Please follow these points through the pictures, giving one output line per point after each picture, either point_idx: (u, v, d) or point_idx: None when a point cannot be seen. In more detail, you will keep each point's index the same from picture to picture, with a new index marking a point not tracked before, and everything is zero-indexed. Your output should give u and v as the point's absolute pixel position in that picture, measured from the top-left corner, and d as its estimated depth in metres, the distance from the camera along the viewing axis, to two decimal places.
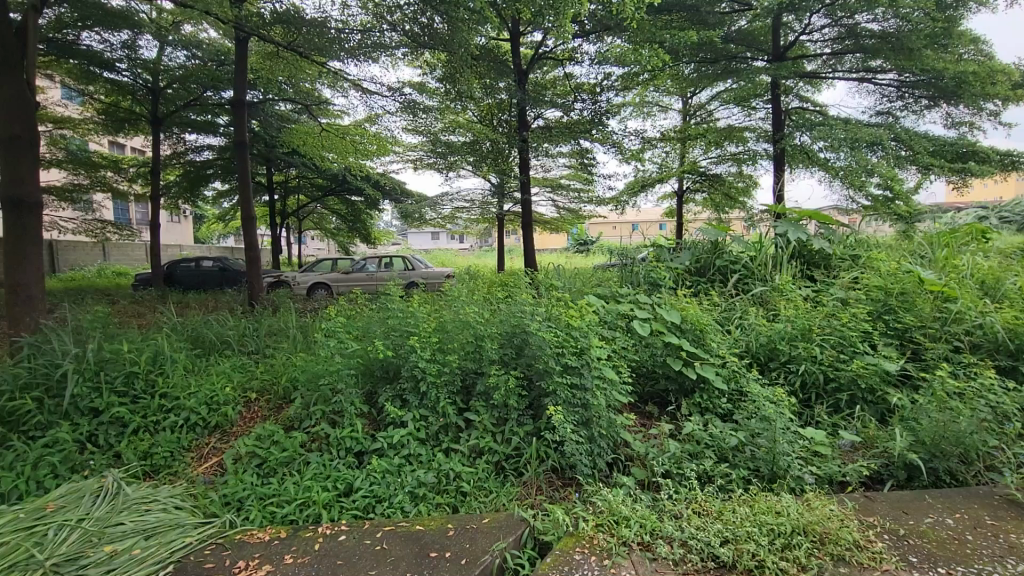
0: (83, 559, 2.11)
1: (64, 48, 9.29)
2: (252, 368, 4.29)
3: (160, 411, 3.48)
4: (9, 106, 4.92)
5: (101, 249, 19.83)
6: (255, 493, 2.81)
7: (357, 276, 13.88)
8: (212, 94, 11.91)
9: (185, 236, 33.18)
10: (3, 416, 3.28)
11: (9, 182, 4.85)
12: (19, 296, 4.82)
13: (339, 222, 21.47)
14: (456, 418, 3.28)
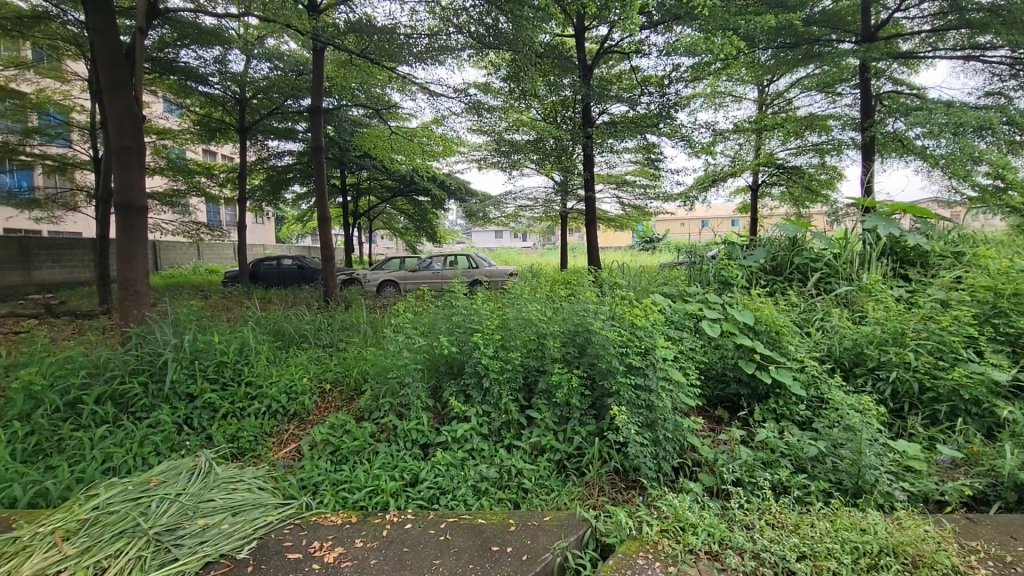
0: (180, 530, 2.32)
1: (165, 65, 10.13)
2: (326, 361, 4.53)
3: (246, 398, 3.76)
4: (122, 120, 5.46)
5: (196, 248, 21.70)
6: (329, 479, 2.97)
7: (424, 274, 14.29)
8: (292, 102, 12.66)
9: (268, 236, 35.60)
10: (115, 397, 3.67)
11: (122, 189, 5.40)
12: (128, 290, 5.38)
13: (407, 222, 22.21)
14: (518, 415, 3.30)
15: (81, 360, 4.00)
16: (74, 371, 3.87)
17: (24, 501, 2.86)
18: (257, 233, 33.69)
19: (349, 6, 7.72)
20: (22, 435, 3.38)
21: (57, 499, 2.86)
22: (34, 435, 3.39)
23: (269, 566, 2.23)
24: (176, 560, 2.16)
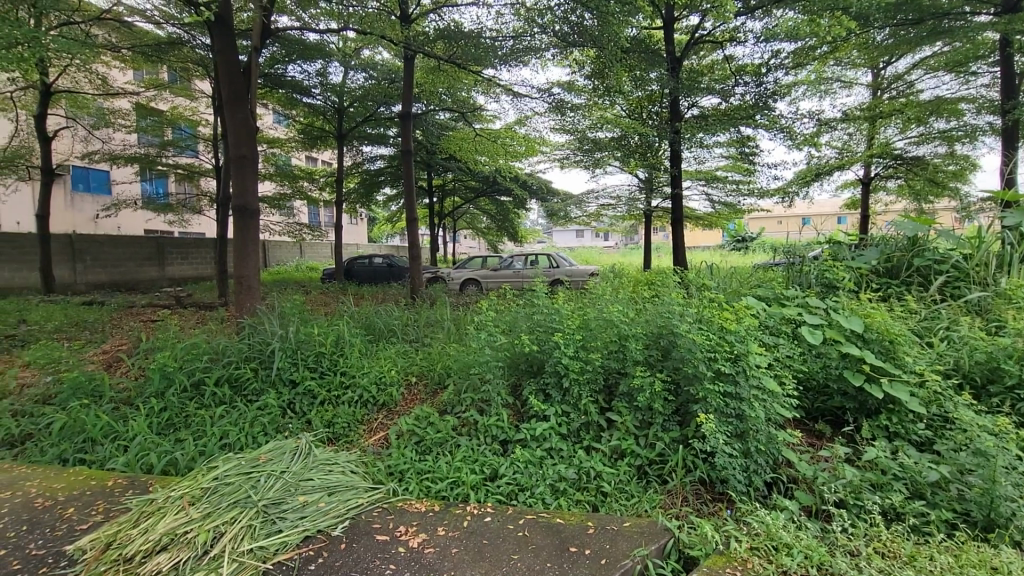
0: (284, 504, 2.53)
1: (274, 79, 11.10)
2: (412, 355, 4.74)
3: (341, 388, 4.03)
4: (239, 132, 6.02)
5: (298, 248, 23.57)
6: (414, 468, 3.10)
7: (505, 273, 14.50)
8: (384, 109, 13.36)
9: (360, 236, 37.88)
10: (232, 380, 4.09)
11: (239, 194, 5.98)
12: (243, 285, 5.96)
13: (489, 221, 22.66)
14: (599, 417, 3.25)
15: (204, 346, 4.50)
16: (198, 356, 4.36)
17: (159, 468, 3.27)
18: (352, 233, 36.01)
19: (438, 15, 7.99)
20: (156, 410, 3.86)
21: (184, 469, 3.24)
22: (167, 411, 3.86)
23: (360, 545, 2.37)
24: (280, 531, 2.37)
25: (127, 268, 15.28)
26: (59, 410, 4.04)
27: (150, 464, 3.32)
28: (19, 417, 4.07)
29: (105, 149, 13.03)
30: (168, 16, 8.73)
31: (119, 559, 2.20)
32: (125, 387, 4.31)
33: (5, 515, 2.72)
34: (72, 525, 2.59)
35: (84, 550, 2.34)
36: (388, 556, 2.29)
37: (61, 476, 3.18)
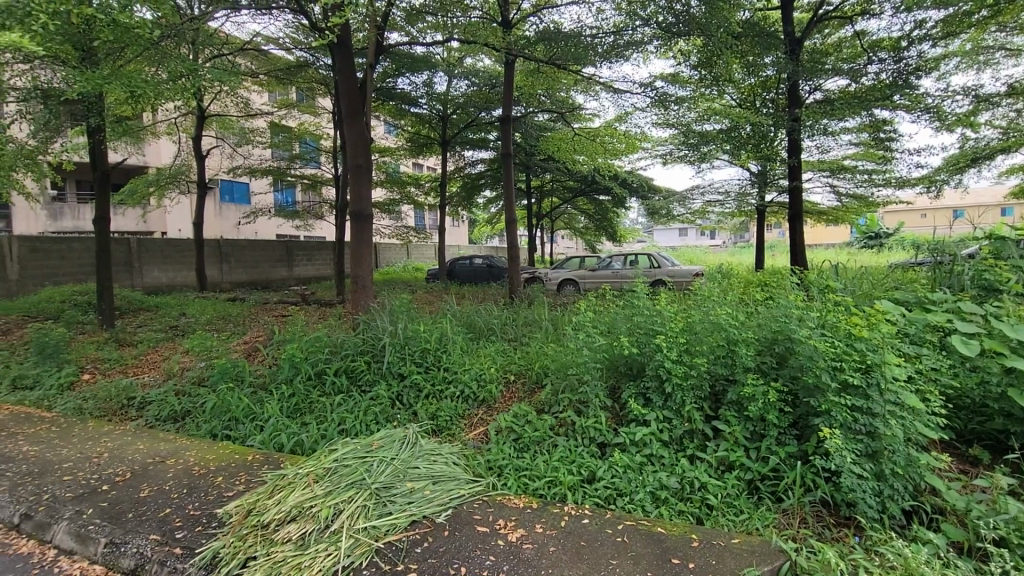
0: (394, 488, 2.71)
1: (385, 92, 11.94)
2: (511, 354, 4.83)
3: (444, 382, 4.22)
4: (357, 143, 6.54)
5: (406, 249, 25.07)
6: (513, 464, 3.16)
7: (604, 273, 14.24)
8: (485, 114, 13.74)
9: (461, 238, 39.39)
10: (348, 371, 4.46)
11: (356, 200, 6.50)
12: (358, 284, 6.46)
13: (587, 221, 22.46)
14: (704, 426, 3.08)
15: (324, 340, 4.94)
16: (320, 349, 4.79)
17: (287, 447, 3.64)
18: (453, 235, 37.56)
19: (538, 17, 8.07)
20: (285, 396, 4.31)
21: (308, 450, 3.59)
22: (295, 396, 4.30)
23: (462, 534, 2.46)
24: (390, 513, 2.54)
25: (263, 268, 17.26)
26: (210, 392, 4.67)
27: (280, 443, 3.72)
28: (181, 396, 4.77)
29: (245, 164, 14.80)
30: (297, 42, 9.75)
31: (258, 525, 2.48)
32: (262, 373, 4.88)
33: (170, 479, 3.20)
34: (221, 492, 2.98)
35: (230, 514, 2.68)
36: (489, 547, 2.35)
37: (211, 449, 3.67)
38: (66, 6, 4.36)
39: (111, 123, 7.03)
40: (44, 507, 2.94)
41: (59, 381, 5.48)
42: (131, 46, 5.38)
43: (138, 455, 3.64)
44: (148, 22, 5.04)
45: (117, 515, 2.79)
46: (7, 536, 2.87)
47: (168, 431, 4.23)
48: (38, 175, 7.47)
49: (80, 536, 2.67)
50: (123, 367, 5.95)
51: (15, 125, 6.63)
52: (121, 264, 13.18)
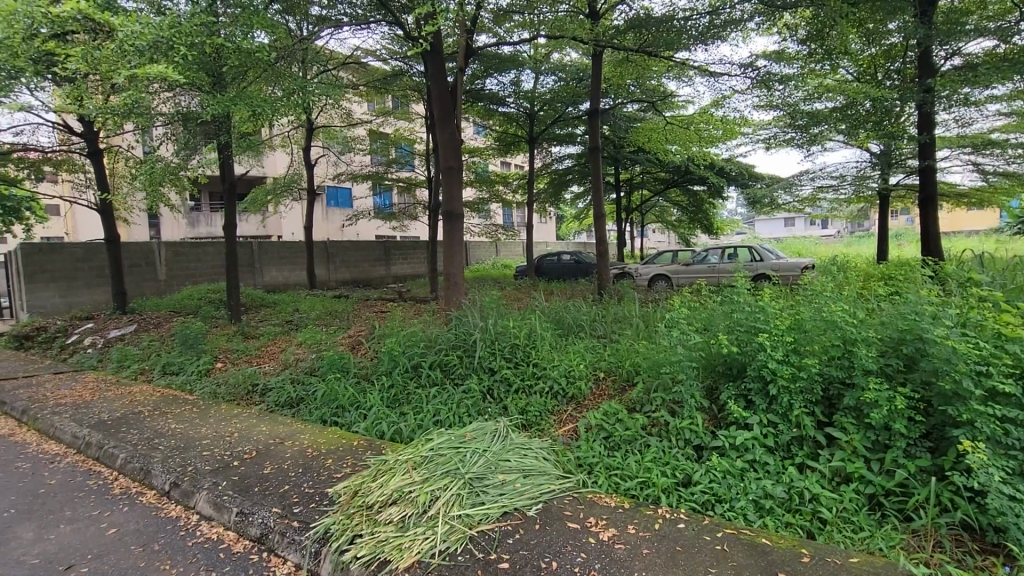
0: (487, 479, 2.77)
1: (475, 94, 12.27)
2: (601, 350, 4.75)
3: (533, 377, 4.26)
4: (449, 145, 6.77)
5: (494, 247, 25.61)
6: (603, 462, 3.11)
7: (700, 267, 13.55)
8: (572, 109, 13.60)
9: (548, 234, 39.45)
10: (442, 365, 4.65)
11: (448, 201, 6.75)
12: (451, 281, 6.71)
13: (681, 213, 21.50)
14: (816, 432, 2.83)
15: (420, 334, 5.17)
16: (415, 343, 5.03)
17: (388, 435, 3.88)
18: (541, 232, 37.73)
19: (627, 4, 7.85)
20: (385, 386, 4.59)
21: (407, 438, 3.81)
22: (394, 388, 4.57)
23: (553, 529, 2.47)
24: (483, 503, 2.62)
25: (364, 267, 18.49)
26: (320, 381, 5.09)
27: (382, 431, 3.97)
28: (296, 384, 5.25)
29: (348, 170, 15.90)
30: (392, 52, 10.27)
31: (363, 505, 2.67)
32: (364, 365, 5.22)
33: (288, 459, 3.53)
34: (331, 473, 3.24)
35: (339, 493, 2.91)
36: (580, 544, 2.34)
37: (321, 434, 4.00)
38: (202, 38, 4.94)
39: (237, 140, 7.88)
40: (188, 477, 3.38)
41: (198, 368, 6.27)
42: (252, 69, 5.98)
43: (261, 436, 4.06)
44: (266, 46, 5.57)
45: (245, 488, 3.14)
46: (160, 501, 3.33)
47: (286, 415, 4.67)
48: (180, 189, 8.57)
49: (217, 505, 3.03)
50: (249, 357, 6.66)
51: (162, 146, 7.64)
52: (245, 265, 14.76)
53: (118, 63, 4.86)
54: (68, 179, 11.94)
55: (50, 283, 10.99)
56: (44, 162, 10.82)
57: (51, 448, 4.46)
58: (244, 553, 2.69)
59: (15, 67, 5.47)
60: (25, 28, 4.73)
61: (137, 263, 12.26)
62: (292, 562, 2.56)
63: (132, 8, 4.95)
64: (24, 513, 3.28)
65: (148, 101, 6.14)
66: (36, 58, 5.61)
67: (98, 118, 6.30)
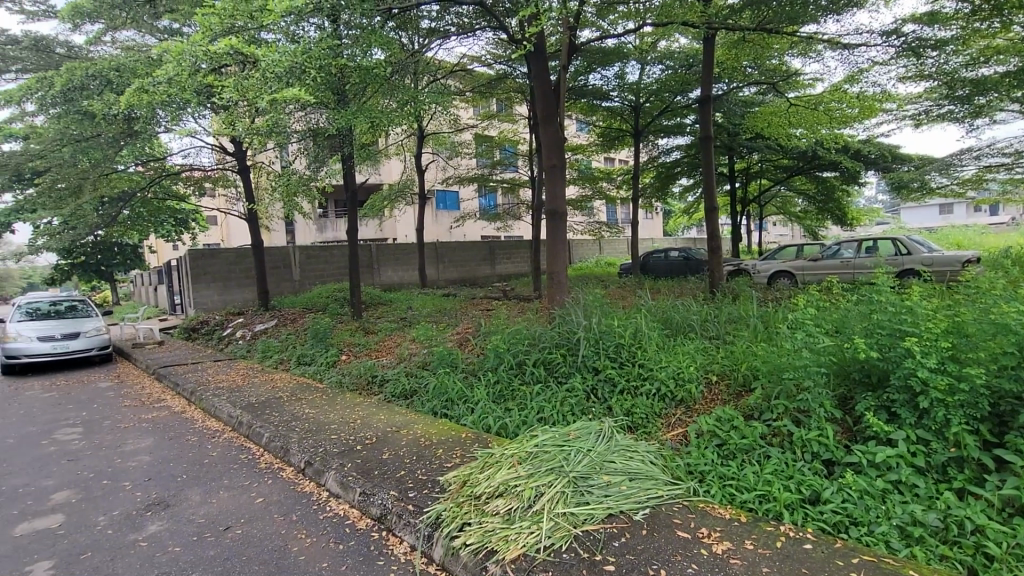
0: (592, 480, 2.73)
1: (578, 91, 12.20)
2: (713, 352, 4.47)
3: (639, 378, 4.13)
4: (552, 143, 6.78)
5: (598, 245, 25.24)
6: (716, 471, 2.92)
7: (831, 263, 12.22)
8: (681, 97, 12.97)
9: (655, 230, 37.95)
10: (546, 362, 4.68)
11: (551, 199, 6.78)
12: (554, 279, 6.72)
13: (807, 203, 19.50)
14: (981, 454, 2.41)
15: (524, 332, 5.25)
16: (520, 341, 5.11)
17: (494, 430, 3.99)
18: (647, 228, 36.40)
19: None
20: (492, 382, 4.73)
21: (512, 433, 3.89)
22: (499, 384, 4.68)
23: (662, 535, 2.38)
24: (587, 503, 2.59)
25: (470, 267, 19.21)
26: (431, 374, 5.38)
27: (488, 425, 4.09)
28: (409, 377, 5.61)
29: (456, 174, 16.61)
30: (496, 56, 10.64)
31: (472, 495, 2.77)
32: (471, 360, 5.44)
33: (403, 446, 3.77)
34: (442, 462, 3.41)
35: (449, 482, 3.06)
36: (691, 555, 2.22)
37: (433, 425, 4.23)
38: (328, 59, 5.41)
39: (358, 151, 8.59)
40: (320, 457, 3.75)
41: (326, 360, 6.95)
42: (371, 84, 6.45)
43: (380, 424, 4.39)
44: (382, 62, 6.00)
45: (367, 471, 3.40)
46: (297, 477, 3.73)
47: (401, 406, 5.00)
48: (312, 198, 9.52)
49: (343, 485, 3.32)
50: (369, 350, 7.24)
51: (296, 160, 8.56)
52: (365, 266, 16.07)
53: (262, 90, 5.54)
54: (224, 194, 13.80)
55: (211, 284, 12.88)
56: (205, 179, 12.61)
57: (212, 425, 5.21)
58: (366, 530, 2.93)
59: (184, 99, 6.45)
60: (191, 65, 5.54)
61: (277, 265, 13.94)
62: (408, 542, 2.74)
63: (272, 38, 5.40)
64: (193, 479, 3.86)
65: (285, 121, 6.90)
66: (199, 91, 6.56)
67: (246, 138, 7.21)
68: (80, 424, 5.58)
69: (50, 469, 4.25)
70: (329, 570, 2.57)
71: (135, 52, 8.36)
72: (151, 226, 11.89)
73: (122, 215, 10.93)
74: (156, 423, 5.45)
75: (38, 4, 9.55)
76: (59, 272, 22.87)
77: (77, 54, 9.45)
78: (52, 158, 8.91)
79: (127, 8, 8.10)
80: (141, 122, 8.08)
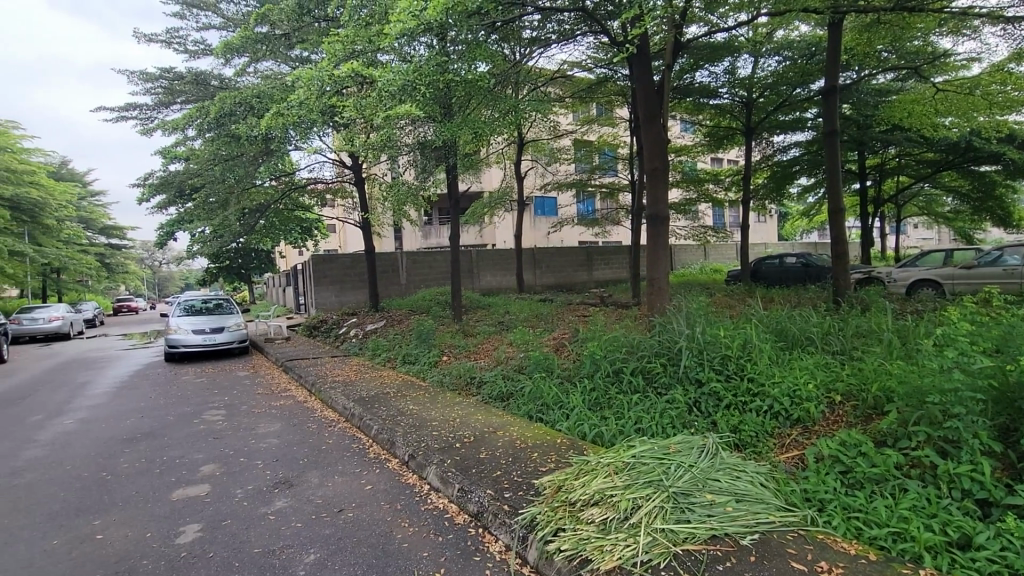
0: (693, 497, 2.58)
1: (684, 90, 11.75)
2: (836, 369, 4.03)
3: (749, 393, 3.84)
4: (655, 146, 6.56)
5: (703, 250, 23.98)
6: (840, 501, 2.62)
7: (989, 270, 10.51)
8: (801, 90, 11.88)
9: (769, 235, 35.17)
10: (645, 372, 4.52)
11: (653, 204, 6.56)
12: (654, 286, 6.48)
13: (957, 202, 16.95)
14: None
15: (622, 340, 5.13)
16: (617, 348, 5.00)
17: (590, 437, 3.94)
18: (758, 232, 33.90)
19: None
20: (587, 389, 4.67)
21: (608, 442, 3.81)
22: (595, 391, 4.62)
23: (774, 564, 2.19)
24: (689, 521, 2.44)
25: (567, 272, 19.19)
26: (527, 379, 5.45)
27: (584, 433, 4.04)
28: (506, 380, 5.72)
29: (554, 180, 16.71)
30: (598, 60, 10.63)
31: (567, 501, 2.76)
32: (567, 367, 5.42)
33: (499, 447, 3.85)
34: (537, 466, 3.43)
35: (544, 486, 3.06)
36: None
37: (528, 428, 4.27)
38: (436, 75, 5.71)
39: (462, 160, 8.96)
40: (422, 452, 3.95)
41: (429, 359, 7.31)
42: (474, 97, 6.72)
43: (478, 424, 4.51)
44: (485, 75, 6.21)
45: (465, 468, 3.52)
46: (402, 469, 3.96)
47: (498, 407, 5.11)
48: (419, 206, 10.11)
49: (443, 480, 3.47)
50: (468, 352, 7.50)
51: (406, 171, 9.14)
52: (466, 271, 16.71)
53: (377, 107, 6.09)
54: (342, 204, 15.10)
55: (330, 286, 14.14)
56: (327, 191, 13.90)
57: (329, 415, 5.70)
58: (464, 525, 3.03)
59: (311, 119, 7.19)
60: (318, 89, 6.16)
61: (386, 269, 14.97)
62: (503, 541, 2.79)
63: (387, 59, 5.83)
64: (312, 462, 4.26)
65: (396, 135, 7.41)
66: (324, 111, 7.25)
67: (363, 153, 7.86)
68: (222, 407, 6.39)
69: (199, 444, 4.91)
70: (429, 559, 2.69)
71: (273, 80, 9.47)
72: (282, 234, 13.20)
73: (260, 225, 12.36)
74: (283, 409, 6.10)
75: (199, 43, 11.19)
76: (209, 274, 26.45)
77: (227, 84, 10.89)
78: (207, 175, 10.33)
79: (267, 42, 9.23)
80: (277, 141, 9.13)
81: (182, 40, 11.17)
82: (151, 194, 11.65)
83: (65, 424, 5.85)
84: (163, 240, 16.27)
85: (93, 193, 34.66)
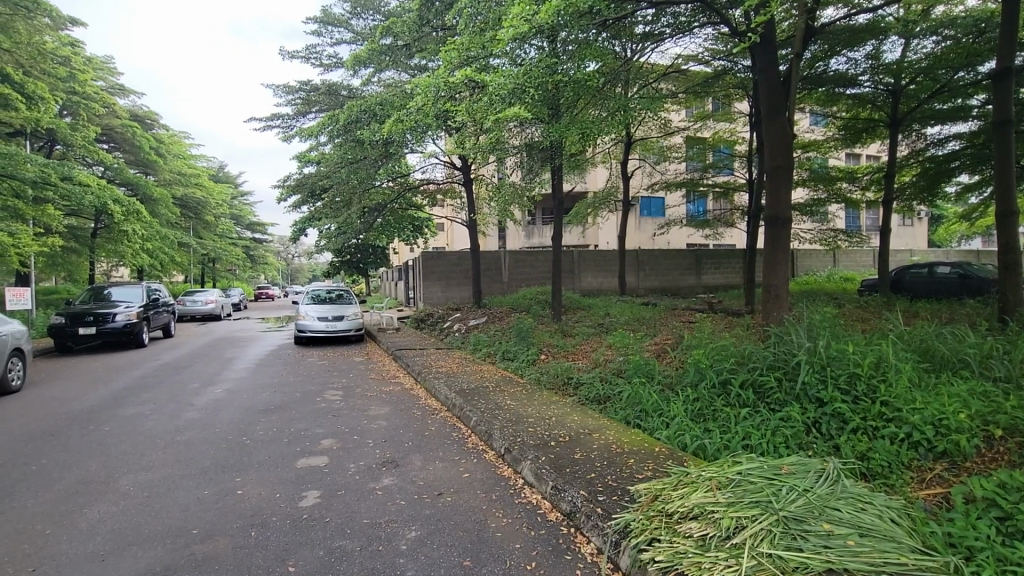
0: (807, 525, 2.35)
1: (815, 80, 10.58)
2: (997, 399, 3.43)
3: (881, 418, 3.42)
4: (778, 142, 6.04)
5: (831, 256, 21.68)
6: (994, 551, 2.22)
7: None
8: (965, 73, 10.18)
9: (917, 239, 30.88)
10: (757, 386, 4.21)
11: (772, 205, 6.07)
12: (771, 294, 6.00)
13: None
14: None
15: (731, 350, 4.84)
16: (726, 358, 4.72)
17: (691, 449, 3.75)
18: (902, 237, 30.00)
19: None
20: (690, 399, 4.44)
21: (712, 456, 3.61)
22: (699, 402, 4.38)
23: None
24: (801, 550, 2.22)
25: (673, 276, 18.40)
26: (625, 383, 5.34)
27: (685, 444, 3.86)
28: (604, 383, 5.63)
29: (663, 179, 16.08)
30: (715, 52, 10.10)
31: (664, 512, 2.68)
32: (669, 373, 5.22)
33: (595, 450, 3.81)
34: (634, 472, 3.36)
35: (640, 494, 2.98)
36: None
37: (625, 434, 4.17)
38: (545, 78, 5.84)
39: (568, 160, 8.93)
40: (518, 446, 4.04)
41: (528, 358, 7.41)
42: (583, 97, 6.72)
43: (573, 425, 4.50)
44: (596, 74, 6.19)
45: (559, 467, 3.53)
46: (498, 461, 4.08)
47: (594, 410, 5.06)
48: (524, 206, 10.32)
49: (537, 476, 3.52)
50: (566, 352, 7.50)
51: (512, 173, 9.33)
52: (568, 271, 16.71)
53: (489, 110, 6.33)
54: (451, 204, 15.82)
55: (437, 282, 14.91)
56: (438, 192, 14.66)
57: (433, 404, 6.03)
58: (556, 523, 3.05)
59: (425, 123, 7.65)
60: (435, 95, 6.57)
61: (490, 267, 15.45)
62: (595, 544, 2.77)
63: (499, 64, 6.00)
64: (416, 446, 4.55)
65: (504, 137, 7.64)
66: (438, 116, 7.68)
67: (472, 154, 8.19)
68: (340, 388, 7.03)
69: (320, 420, 5.46)
70: (521, 552, 2.75)
71: (394, 87, 10.19)
72: (396, 231, 14.17)
73: (377, 223, 13.36)
74: (392, 395, 6.56)
75: (332, 57, 12.40)
76: (334, 267, 29.17)
77: (355, 93, 11.93)
78: (334, 178, 11.35)
79: (391, 53, 9.98)
80: (395, 145, 9.85)
81: (318, 55, 12.44)
82: (289, 194, 13.11)
83: (216, 392, 6.80)
84: (297, 235, 18.25)
85: (244, 193, 39.77)
